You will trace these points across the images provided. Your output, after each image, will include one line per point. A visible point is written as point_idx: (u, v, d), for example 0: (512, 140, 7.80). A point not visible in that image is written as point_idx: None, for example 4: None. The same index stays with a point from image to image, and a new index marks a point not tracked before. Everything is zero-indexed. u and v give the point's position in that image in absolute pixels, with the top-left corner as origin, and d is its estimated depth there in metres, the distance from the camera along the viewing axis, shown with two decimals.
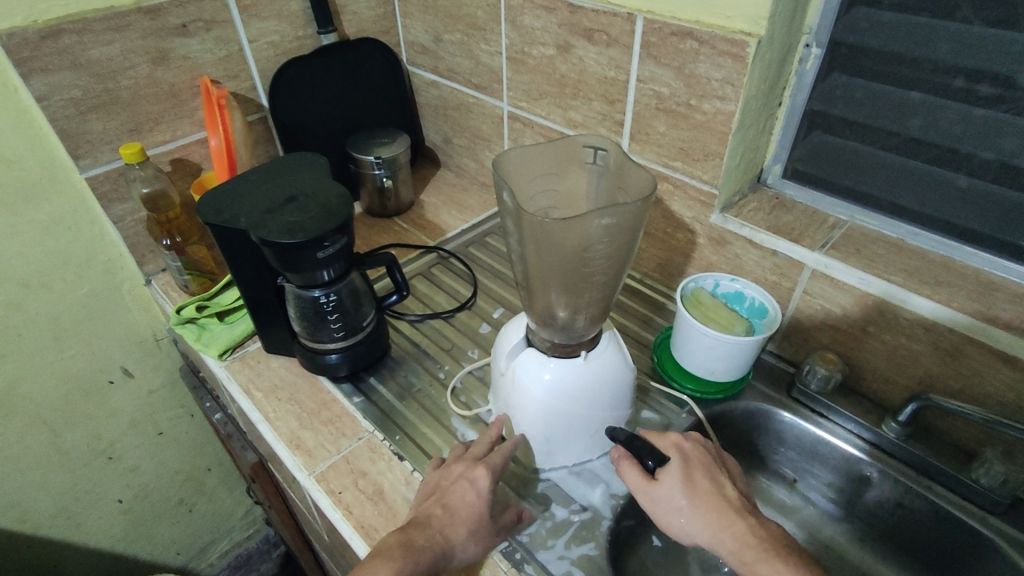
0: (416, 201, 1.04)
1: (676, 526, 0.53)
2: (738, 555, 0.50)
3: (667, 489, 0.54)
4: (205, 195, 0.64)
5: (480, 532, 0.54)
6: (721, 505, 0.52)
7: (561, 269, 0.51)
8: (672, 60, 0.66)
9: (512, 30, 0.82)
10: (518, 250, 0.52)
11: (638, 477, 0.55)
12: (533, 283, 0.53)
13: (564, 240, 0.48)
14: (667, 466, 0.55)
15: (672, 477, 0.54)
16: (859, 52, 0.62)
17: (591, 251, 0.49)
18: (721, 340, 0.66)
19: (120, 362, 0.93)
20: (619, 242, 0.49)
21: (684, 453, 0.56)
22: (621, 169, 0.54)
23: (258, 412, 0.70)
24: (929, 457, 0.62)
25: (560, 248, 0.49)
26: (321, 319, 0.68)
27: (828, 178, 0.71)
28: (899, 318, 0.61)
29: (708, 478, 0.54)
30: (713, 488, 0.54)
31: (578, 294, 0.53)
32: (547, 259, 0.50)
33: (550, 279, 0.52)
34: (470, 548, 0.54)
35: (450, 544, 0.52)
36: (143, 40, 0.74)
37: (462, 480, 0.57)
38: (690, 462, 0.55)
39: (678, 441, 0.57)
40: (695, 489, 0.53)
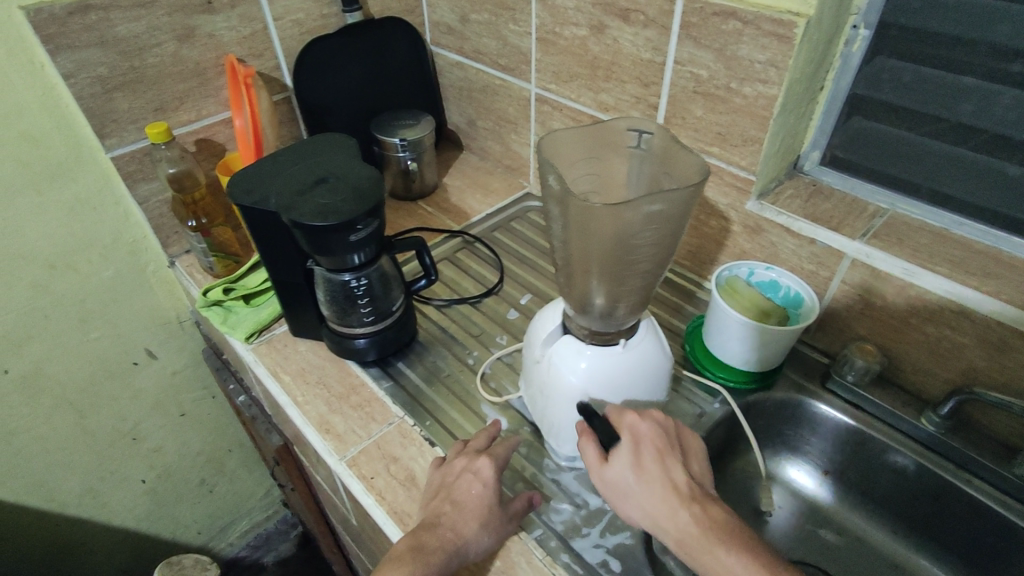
0: (440, 185, 1.02)
1: (625, 508, 0.51)
2: (683, 546, 0.47)
3: (616, 473, 0.51)
4: (236, 175, 0.63)
5: (492, 522, 0.54)
6: (669, 492, 0.49)
7: (604, 256, 0.49)
8: (712, 41, 0.64)
9: (543, 10, 0.80)
10: (561, 236, 0.51)
11: (592, 456, 0.52)
12: (574, 270, 0.52)
13: (611, 226, 0.46)
14: (619, 447, 0.52)
15: (623, 460, 0.51)
16: (910, 34, 0.60)
17: (637, 239, 0.48)
18: (758, 329, 0.65)
19: (144, 343, 0.93)
20: (666, 229, 0.48)
21: (638, 434, 0.52)
22: (667, 155, 0.53)
23: (286, 395, 0.69)
24: (969, 451, 0.62)
25: (605, 235, 0.47)
26: (351, 303, 0.67)
27: (869, 165, 0.69)
28: (944, 310, 0.60)
29: (659, 461, 0.51)
30: (664, 473, 0.50)
31: (620, 283, 0.51)
32: (591, 245, 0.49)
33: (593, 267, 0.51)
34: (484, 538, 0.53)
35: (461, 539, 0.52)
36: (169, 17, 0.73)
37: (466, 474, 0.56)
38: (642, 445, 0.51)
39: (632, 419, 0.53)
40: (645, 474, 0.50)
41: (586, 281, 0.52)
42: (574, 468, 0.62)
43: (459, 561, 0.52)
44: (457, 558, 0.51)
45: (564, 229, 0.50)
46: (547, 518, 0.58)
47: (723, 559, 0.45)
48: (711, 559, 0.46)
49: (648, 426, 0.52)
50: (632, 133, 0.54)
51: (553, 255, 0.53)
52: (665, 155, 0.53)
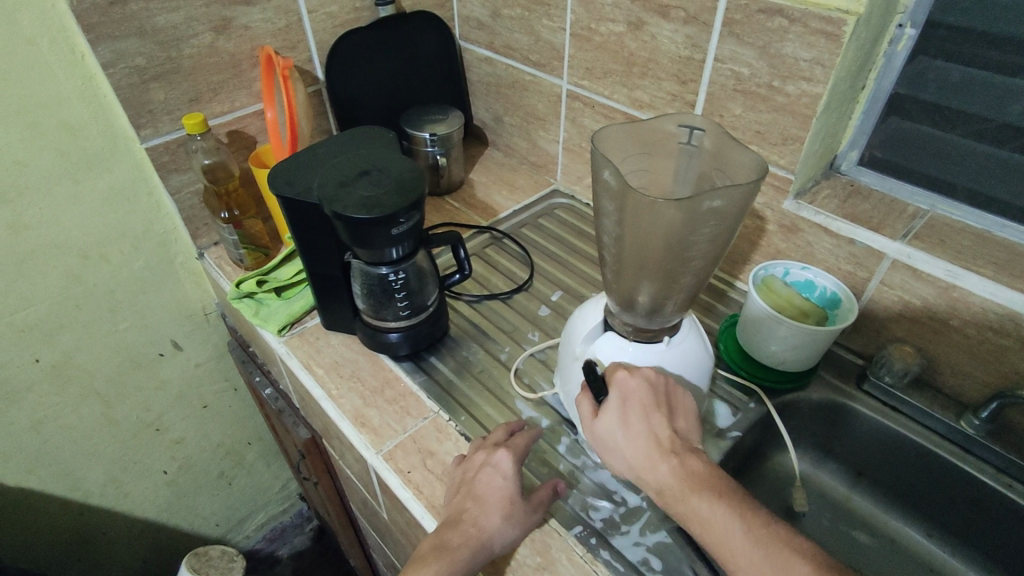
0: (466, 180, 1.02)
1: (614, 461, 0.52)
2: (662, 497, 0.48)
3: (603, 428, 0.52)
4: (277, 166, 0.63)
5: (515, 514, 0.54)
6: (651, 447, 0.50)
7: (658, 253, 0.49)
8: (756, 39, 0.64)
9: (579, 5, 0.80)
10: (613, 231, 0.51)
11: (586, 411, 0.54)
12: (623, 265, 0.52)
13: (670, 222, 0.46)
14: (608, 404, 0.53)
15: (610, 416, 0.52)
16: (958, 34, 0.60)
17: (694, 237, 0.47)
18: (797, 330, 0.64)
19: (170, 334, 0.93)
20: (723, 226, 0.47)
21: (626, 391, 0.52)
22: (721, 155, 0.53)
23: (321, 388, 0.69)
24: (1011, 456, 0.61)
25: (662, 231, 0.47)
26: (387, 296, 0.67)
27: (908, 166, 0.69)
28: (988, 313, 0.59)
29: (644, 417, 0.51)
30: (647, 428, 0.51)
31: (671, 280, 0.51)
32: (645, 241, 0.49)
33: (645, 264, 0.50)
34: (509, 531, 0.53)
35: (485, 533, 0.52)
36: (206, 7, 0.73)
37: (485, 468, 0.56)
38: (628, 401, 0.52)
39: (621, 376, 0.53)
40: (630, 429, 0.51)
41: (636, 277, 0.52)
42: None
43: (485, 554, 0.52)
44: (482, 552, 0.52)
45: (618, 224, 0.50)
46: (587, 514, 0.57)
47: (697, 508, 0.46)
48: (685, 508, 0.46)
49: (637, 383, 0.52)
50: (683, 130, 0.54)
51: (603, 250, 0.53)
52: (718, 155, 0.53)
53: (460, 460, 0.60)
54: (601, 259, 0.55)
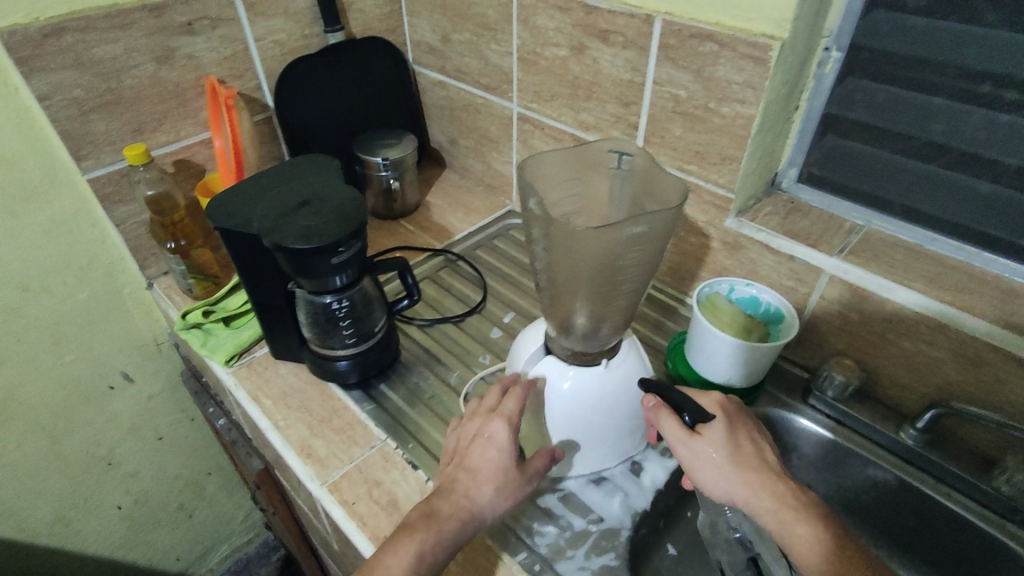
0: (422, 203, 1.03)
1: (708, 481, 0.54)
2: (775, 514, 0.51)
3: (709, 446, 0.54)
4: (216, 198, 0.62)
5: (507, 485, 0.54)
6: (761, 467, 0.54)
7: (589, 279, 0.50)
8: (690, 63, 0.65)
9: (524, 31, 0.81)
10: (544, 258, 0.51)
11: (677, 429, 0.55)
12: (557, 291, 0.53)
13: (596, 248, 0.47)
14: (712, 423, 0.55)
15: (717, 436, 0.54)
16: (880, 57, 0.62)
17: (622, 261, 0.48)
18: (741, 346, 0.65)
19: (120, 366, 0.91)
20: (650, 249, 0.48)
21: (726, 412, 0.56)
22: (648, 177, 0.54)
23: (267, 420, 0.68)
24: (947, 465, 0.62)
25: (590, 257, 0.48)
26: (332, 324, 0.67)
27: (844, 182, 0.71)
28: (920, 325, 0.61)
29: (749, 441, 0.55)
30: (754, 450, 0.55)
31: (605, 302, 0.52)
32: (575, 268, 0.49)
33: (577, 290, 0.51)
34: (500, 502, 0.53)
35: (476, 505, 0.52)
36: (148, 38, 0.72)
37: (479, 440, 0.55)
38: (734, 423, 0.55)
39: (722, 399, 0.57)
40: (739, 450, 0.54)
41: (571, 302, 0.52)
42: (558, 490, 0.62)
43: (474, 524, 0.52)
44: (472, 523, 0.52)
45: (547, 251, 0.50)
46: (532, 541, 0.57)
47: (816, 530, 0.50)
48: (804, 528, 0.50)
49: (734, 407, 0.57)
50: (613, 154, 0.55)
51: (537, 277, 0.54)
52: (646, 178, 0.54)
53: (456, 431, 0.59)
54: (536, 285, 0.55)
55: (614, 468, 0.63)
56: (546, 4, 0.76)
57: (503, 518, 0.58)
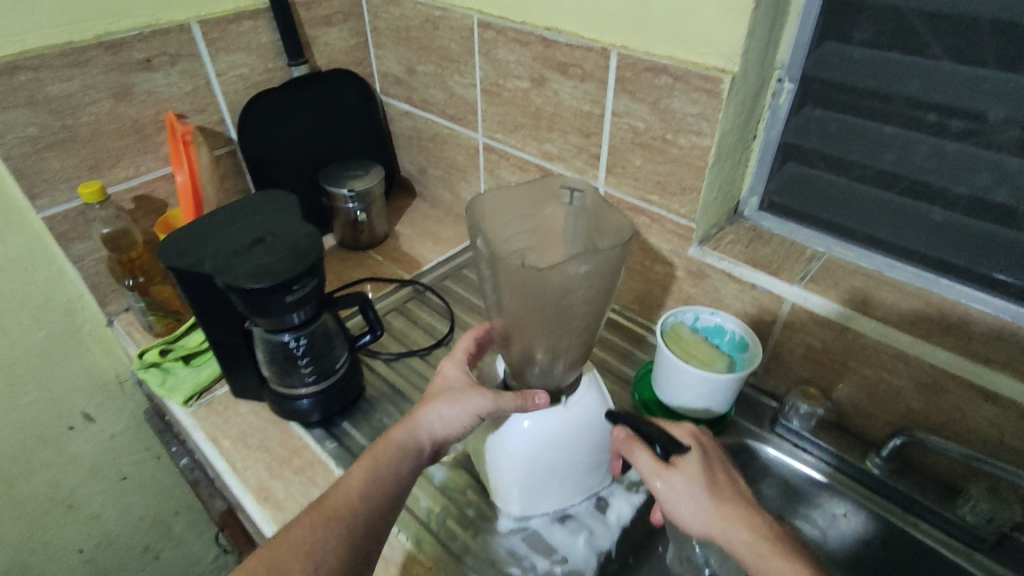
0: (391, 233, 1.02)
1: (681, 514, 0.52)
2: (752, 548, 0.49)
3: (684, 475, 0.52)
4: (169, 237, 0.61)
5: (452, 400, 0.56)
6: (736, 499, 0.52)
7: (537, 317, 0.50)
8: (646, 95, 0.66)
9: (486, 63, 0.81)
10: (494, 293, 0.52)
11: (649, 460, 0.53)
12: (508, 324, 0.53)
13: (542, 289, 0.47)
14: (688, 452, 0.54)
15: (693, 465, 0.53)
16: (832, 88, 0.63)
17: (569, 299, 0.49)
18: (702, 377, 0.65)
19: (80, 406, 0.89)
20: (597, 286, 0.49)
21: (702, 444, 0.55)
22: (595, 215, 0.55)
23: (224, 461, 0.66)
24: (913, 494, 0.62)
25: (536, 295, 0.48)
26: (291, 363, 0.65)
27: (804, 210, 0.71)
28: (881, 353, 0.61)
29: (725, 473, 0.54)
30: (730, 483, 0.53)
31: (557, 338, 0.52)
32: (523, 306, 0.50)
33: (526, 325, 0.52)
34: (445, 415, 0.56)
35: (430, 416, 0.56)
36: (104, 76, 0.72)
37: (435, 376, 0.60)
38: (710, 455, 0.54)
39: (698, 430, 0.56)
40: (714, 480, 0.52)
41: (522, 336, 0.53)
42: (522, 529, 0.60)
43: (429, 436, 0.56)
44: (426, 434, 0.56)
45: (496, 288, 0.51)
46: None
47: (796, 564, 0.47)
48: (784, 562, 0.47)
49: (711, 439, 0.56)
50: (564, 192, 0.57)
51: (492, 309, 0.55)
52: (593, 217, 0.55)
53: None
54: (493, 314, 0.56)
55: (579, 504, 0.62)
56: (506, 38, 0.76)
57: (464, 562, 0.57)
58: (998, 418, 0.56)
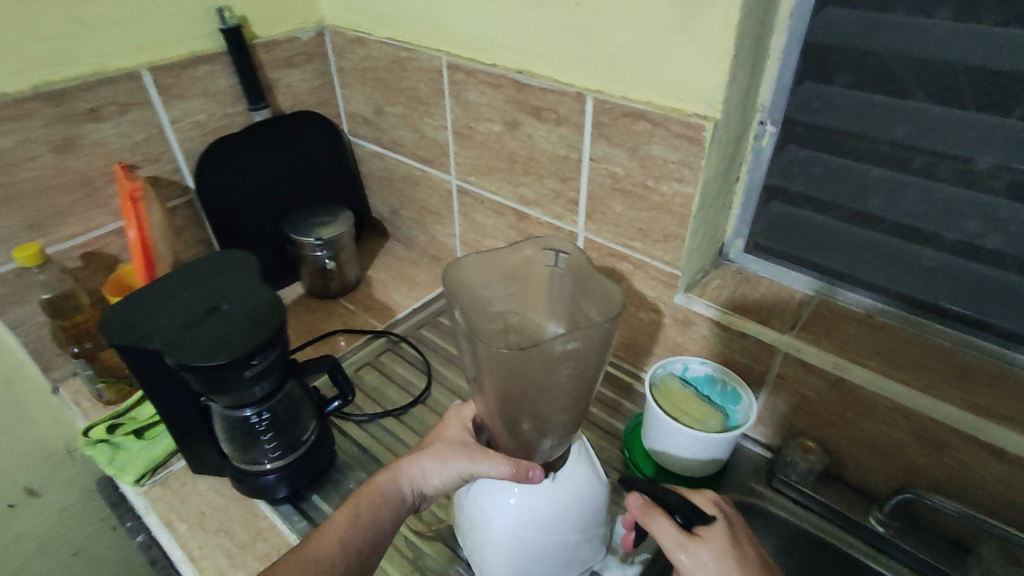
0: (363, 279, 0.98)
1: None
2: None
3: (711, 549, 0.49)
4: (113, 308, 0.56)
5: (437, 452, 0.56)
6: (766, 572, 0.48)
7: (520, 398, 0.48)
8: (625, 141, 0.63)
9: (456, 105, 0.78)
10: (474, 370, 0.49)
11: (671, 531, 0.50)
12: (488, 403, 0.51)
13: (527, 366, 0.45)
14: (713, 523, 0.50)
15: (718, 537, 0.50)
16: (816, 130, 0.61)
17: (554, 377, 0.46)
18: (696, 438, 0.61)
19: (23, 480, 0.82)
20: (584, 366, 0.47)
21: (725, 513, 0.52)
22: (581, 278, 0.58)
23: (180, 549, 0.60)
24: (920, 554, 0.59)
25: (520, 374, 0.46)
26: (253, 439, 0.60)
27: (791, 253, 0.69)
28: (879, 406, 0.58)
29: (751, 545, 0.51)
30: (757, 556, 0.50)
31: (541, 418, 0.49)
32: (504, 386, 0.47)
33: (507, 405, 0.49)
34: (427, 465, 0.56)
35: (415, 468, 0.57)
36: (45, 129, 0.67)
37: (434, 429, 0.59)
38: (735, 526, 0.51)
39: (719, 499, 0.53)
40: (742, 554, 0.49)
41: (502, 416, 0.51)
42: None
43: (413, 486, 0.57)
44: (407, 486, 0.57)
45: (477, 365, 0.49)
46: None
47: None
48: None
49: (732, 509, 0.53)
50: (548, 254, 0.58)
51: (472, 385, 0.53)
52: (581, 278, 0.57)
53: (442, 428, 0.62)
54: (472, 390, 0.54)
55: None
56: (477, 80, 0.73)
57: None
58: (1007, 476, 0.53)
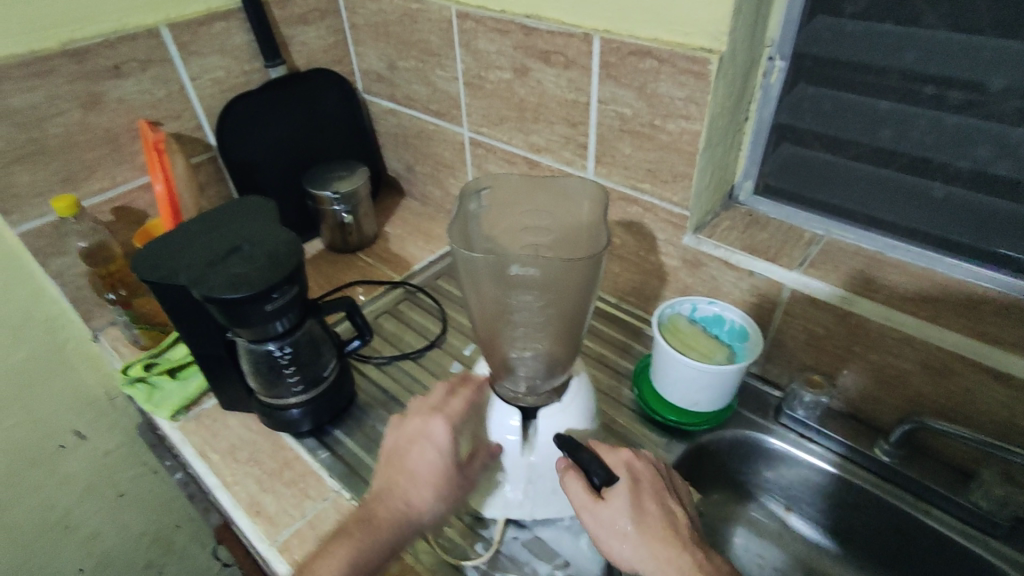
0: (381, 234, 1.00)
1: (611, 550, 0.49)
2: None
3: (614, 512, 0.49)
4: (142, 249, 0.59)
5: (445, 492, 0.55)
6: (666, 533, 0.49)
7: (580, 313, 0.51)
8: (632, 80, 0.63)
9: (467, 55, 0.79)
10: (535, 317, 0.51)
11: (580, 492, 0.50)
12: (548, 343, 0.53)
13: (583, 280, 0.48)
14: (618, 486, 0.50)
15: (621, 502, 0.50)
16: (825, 64, 0.61)
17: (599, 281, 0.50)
18: (703, 369, 0.63)
19: (71, 424, 0.87)
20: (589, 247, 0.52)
21: (635, 473, 0.52)
22: (521, 189, 0.57)
23: (214, 476, 0.65)
24: (924, 480, 0.60)
25: (579, 289, 0.48)
26: (276, 373, 0.63)
27: (801, 193, 0.69)
28: (885, 337, 0.59)
29: (657, 503, 0.51)
30: (662, 514, 0.50)
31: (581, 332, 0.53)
32: (571, 310, 0.50)
33: (570, 331, 0.52)
34: (436, 504, 0.54)
35: (421, 509, 0.54)
36: (72, 85, 0.69)
37: (419, 439, 0.56)
38: (642, 484, 0.51)
39: (629, 458, 0.53)
40: (644, 515, 0.50)
41: (563, 347, 0.53)
42: (519, 535, 0.59)
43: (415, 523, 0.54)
44: (411, 524, 0.53)
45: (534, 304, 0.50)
46: None
47: None
48: None
49: (644, 467, 0.53)
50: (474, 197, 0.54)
51: (519, 348, 0.52)
52: (516, 194, 0.57)
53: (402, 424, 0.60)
54: (488, 351, 0.54)
55: None
56: (486, 27, 0.74)
57: (455, 564, 0.56)
58: (1012, 402, 0.54)
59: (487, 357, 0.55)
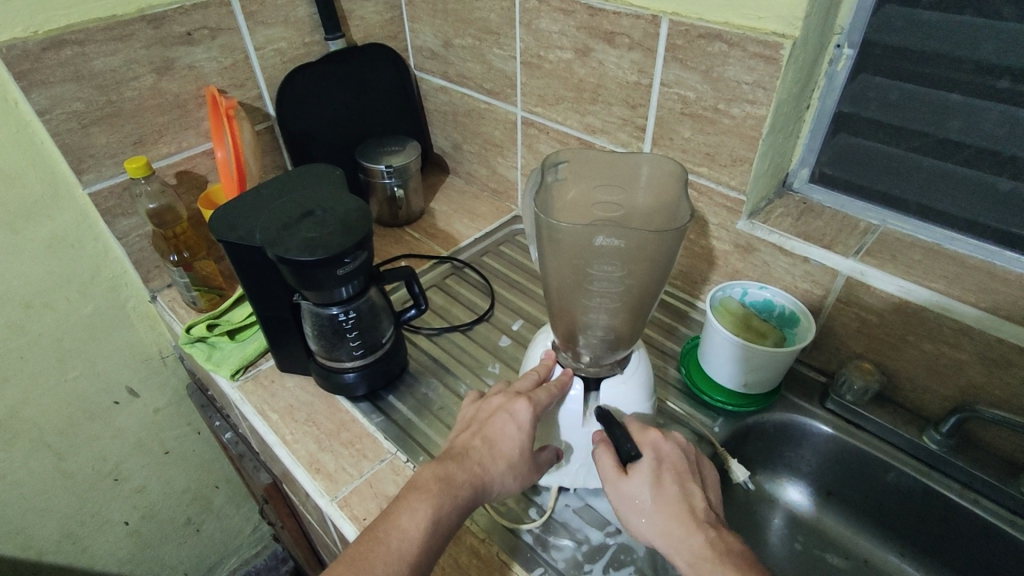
0: (427, 210, 1.02)
1: (631, 523, 0.51)
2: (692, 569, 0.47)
3: (636, 486, 0.51)
4: (218, 209, 0.61)
5: (519, 468, 0.54)
6: (681, 510, 0.50)
7: (655, 289, 0.52)
8: (699, 63, 0.64)
9: (527, 34, 0.80)
10: (612, 289, 0.51)
11: (607, 465, 0.53)
12: (618, 317, 0.53)
13: (666, 254, 0.49)
14: (641, 463, 0.52)
15: (642, 478, 0.51)
16: (894, 53, 0.61)
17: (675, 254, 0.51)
18: (756, 350, 0.64)
19: (125, 380, 0.90)
20: (665, 224, 0.53)
21: (660, 454, 0.53)
22: (597, 164, 0.59)
23: (274, 434, 0.67)
24: (973, 470, 0.61)
25: (659, 262, 0.49)
26: (339, 337, 0.65)
27: (859, 182, 0.69)
28: (942, 327, 0.59)
29: (678, 483, 0.51)
30: (681, 494, 0.51)
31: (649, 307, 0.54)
32: (648, 282, 0.51)
33: (642, 305, 0.53)
34: (509, 481, 0.54)
35: (495, 483, 0.53)
36: (146, 49, 0.71)
37: (501, 412, 0.55)
38: (663, 464, 0.52)
39: (655, 439, 0.54)
40: (663, 493, 0.51)
41: (632, 322, 0.54)
42: (571, 503, 0.61)
43: (484, 496, 0.53)
44: (482, 497, 0.52)
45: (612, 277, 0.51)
46: (550, 555, 0.56)
47: None
48: None
49: (670, 448, 0.53)
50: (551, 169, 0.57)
51: (591, 319, 0.54)
52: (592, 166, 0.59)
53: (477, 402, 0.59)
54: (558, 317, 0.55)
55: None
56: (550, 7, 0.75)
57: (508, 526, 0.58)
58: None
59: (556, 323, 0.56)
